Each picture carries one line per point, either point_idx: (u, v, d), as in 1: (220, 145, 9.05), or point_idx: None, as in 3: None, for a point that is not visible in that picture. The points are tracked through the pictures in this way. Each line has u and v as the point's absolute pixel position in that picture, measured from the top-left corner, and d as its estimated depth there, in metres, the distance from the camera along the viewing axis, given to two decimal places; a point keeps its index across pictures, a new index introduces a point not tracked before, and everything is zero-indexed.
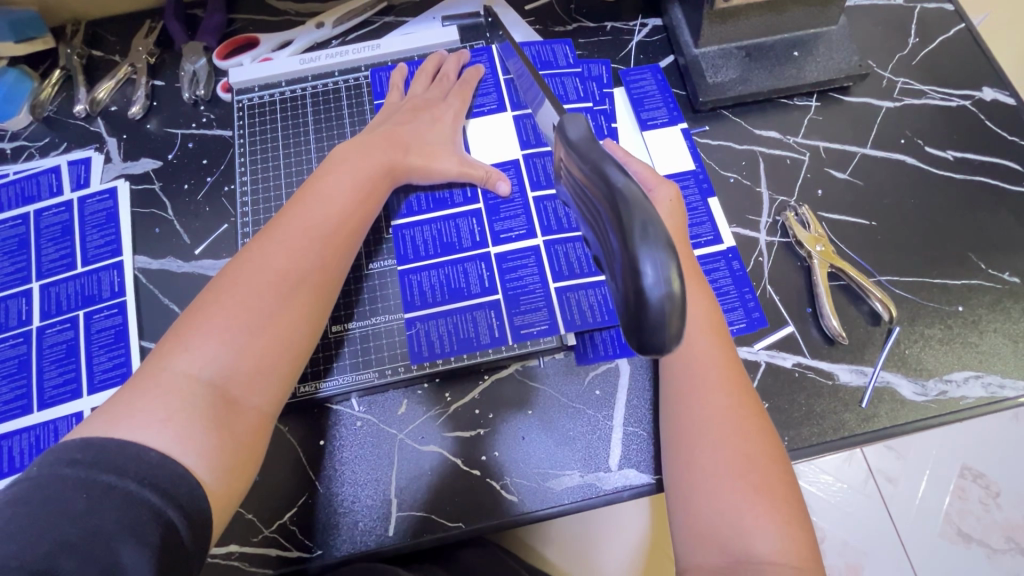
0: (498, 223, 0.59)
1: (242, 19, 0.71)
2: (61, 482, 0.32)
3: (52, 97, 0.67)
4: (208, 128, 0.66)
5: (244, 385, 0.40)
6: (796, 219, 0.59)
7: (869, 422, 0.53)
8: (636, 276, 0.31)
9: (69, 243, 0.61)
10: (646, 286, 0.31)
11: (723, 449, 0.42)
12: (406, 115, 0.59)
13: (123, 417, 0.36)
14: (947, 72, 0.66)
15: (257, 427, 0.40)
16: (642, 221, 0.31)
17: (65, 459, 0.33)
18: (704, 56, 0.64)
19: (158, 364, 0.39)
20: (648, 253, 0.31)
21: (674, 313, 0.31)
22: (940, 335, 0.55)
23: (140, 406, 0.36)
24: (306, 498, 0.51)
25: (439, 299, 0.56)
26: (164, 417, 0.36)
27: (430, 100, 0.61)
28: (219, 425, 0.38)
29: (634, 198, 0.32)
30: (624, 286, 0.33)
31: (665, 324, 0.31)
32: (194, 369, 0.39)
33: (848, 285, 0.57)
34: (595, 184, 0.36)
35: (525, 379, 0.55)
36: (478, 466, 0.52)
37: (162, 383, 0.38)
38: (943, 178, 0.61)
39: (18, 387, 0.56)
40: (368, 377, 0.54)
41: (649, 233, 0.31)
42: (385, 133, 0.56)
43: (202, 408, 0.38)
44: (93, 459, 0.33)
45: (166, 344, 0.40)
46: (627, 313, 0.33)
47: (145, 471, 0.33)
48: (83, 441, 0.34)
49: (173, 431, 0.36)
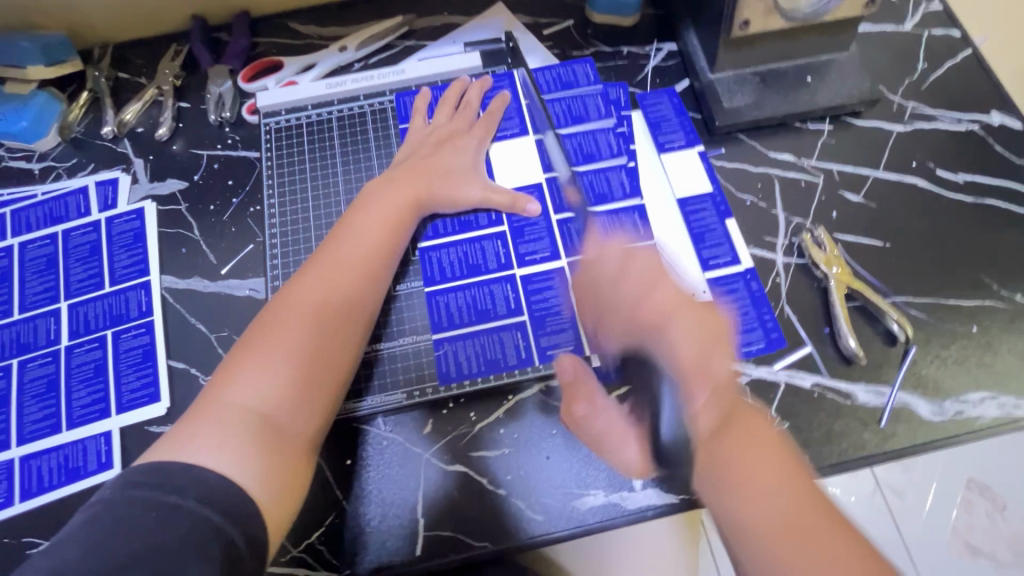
0: (521, 245, 0.60)
1: (266, 43, 0.72)
2: (129, 501, 0.34)
3: (80, 119, 0.69)
4: (233, 150, 0.67)
5: (289, 412, 0.44)
6: (812, 241, 0.60)
7: (888, 441, 0.54)
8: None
9: (96, 263, 0.62)
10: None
11: (765, 496, 0.43)
12: (430, 147, 0.61)
13: (184, 444, 0.39)
14: (955, 96, 0.68)
15: (301, 451, 0.44)
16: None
17: (132, 480, 0.36)
18: (720, 81, 0.66)
19: (212, 397, 0.43)
20: None
21: None
22: (956, 356, 0.56)
23: (197, 433, 0.40)
24: (333, 518, 0.52)
25: (465, 320, 0.57)
26: (220, 441, 0.40)
27: (454, 130, 0.63)
28: (268, 450, 0.41)
29: None
30: None
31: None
32: (244, 401, 0.42)
33: (864, 306, 0.58)
34: None
35: (549, 399, 0.55)
36: (504, 486, 0.53)
37: (217, 412, 0.42)
38: (954, 200, 0.63)
39: (47, 406, 0.56)
40: (395, 399, 0.55)
41: None
42: (411, 165, 0.59)
43: (252, 435, 0.41)
44: (157, 480, 0.36)
45: (219, 377, 0.44)
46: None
47: (204, 491, 0.36)
48: (151, 464, 0.37)
49: (227, 455, 0.39)
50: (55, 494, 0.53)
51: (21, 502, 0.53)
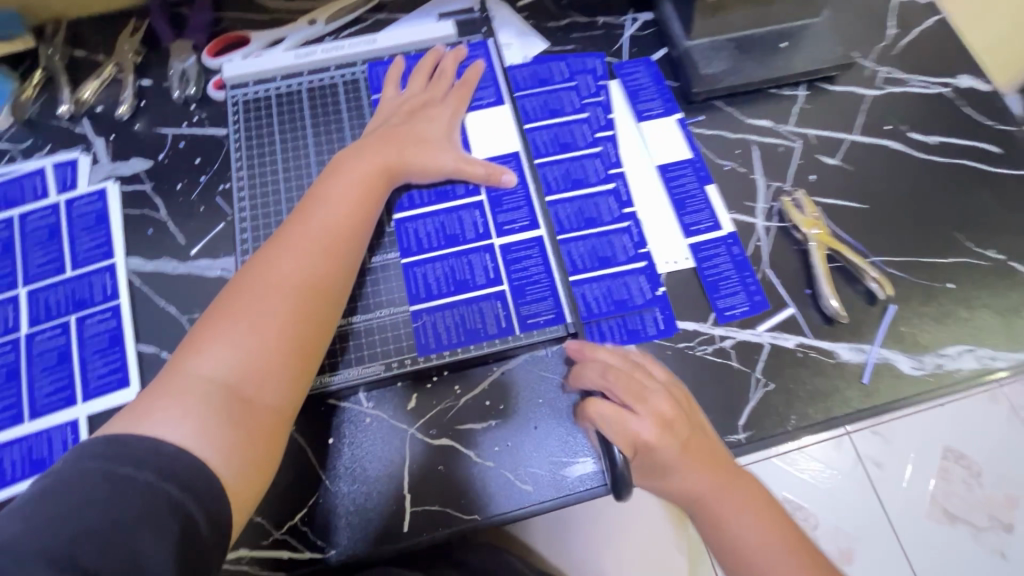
0: (500, 214, 0.59)
1: (231, 18, 0.70)
2: (85, 474, 0.33)
3: (34, 98, 0.65)
4: (200, 127, 0.65)
5: (256, 383, 0.42)
6: (791, 204, 0.61)
7: (870, 397, 0.54)
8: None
9: (56, 247, 0.59)
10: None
11: (729, 506, 0.49)
12: (403, 116, 0.60)
13: (145, 414, 0.38)
14: (925, 61, 0.69)
15: (270, 424, 0.42)
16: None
17: (89, 452, 0.35)
18: (696, 48, 0.66)
19: (175, 367, 0.41)
20: None
21: None
22: (933, 312, 0.57)
23: (159, 404, 0.39)
24: (317, 498, 0.50)
25: (443, 291, 0.56)
26: (182, 412, 0.39)
27: (428, 99, 0.61)
28: (234, 423, 0.40)
29: None
30: None
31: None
32: (208, 371, 0.41)
33: (844, 266, 0.59)
34: None
35: (534, 368, 0.55)
36: (491, 458, 0.52)
37: (180, 383, 0.40)
38: (928, 162, 0.64)
39: (7, 397, 0.54)
40: (373, 371, 0.53)
41: None
42: (383, 134, 0.57)
43: (216, 407, 0.40)
44: (114, 452, 0.35)
45: (184, 348, 0.42)
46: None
47: (165, 464, 0.35)
48: (109, 436, 0.36)
49: (189, 426, 0.38)
50: (19, 487, 0.51)
51: None
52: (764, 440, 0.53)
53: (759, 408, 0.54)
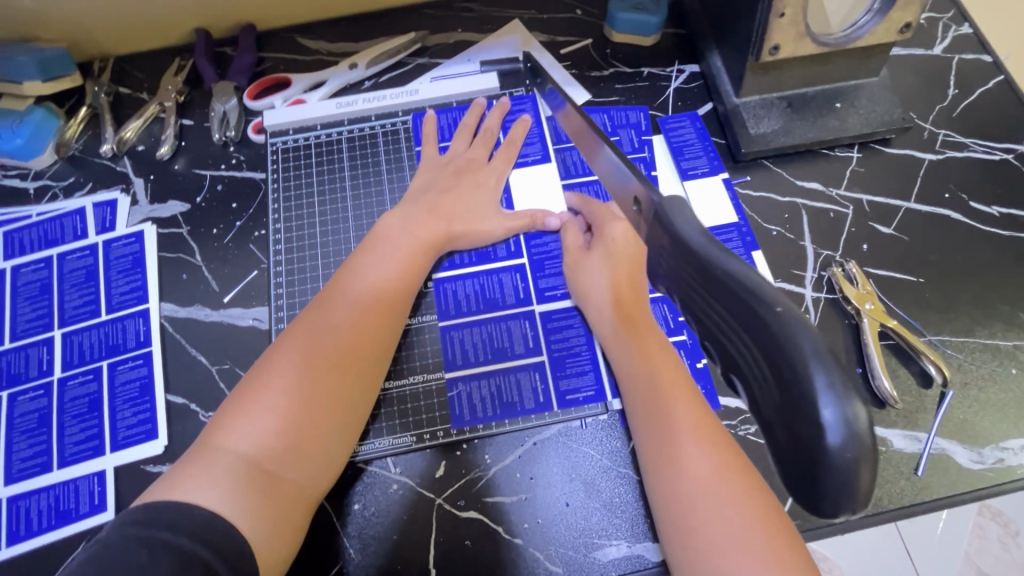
0: (541, 279, 0.57)
1: (272, 58, 0.70)
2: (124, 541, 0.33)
3: (78, 136, 0.66)
4: (237, 170, 0.65)
5: (282, 456, 0.41)
6: (842, 275, 0.58)
7: (925, 492, 0.51)
8: (811, 414, 0.26)
9: (93, 289, 0.59)
10: (826, 426, 0.25)
11: (721, 515, 0.38)
12: (450, 179, 0.59)
13: (176, 483, 0.38)
14: (989, 124, 0.65)
15: (292, 499, 0.41)
16: (814, 353, 0.26)
17: (129, 520, 0.34)
18: (745, 105, 0.63)
19: (207, 437, 0.40)
20: (824, 394, 0.25)
21: (864, 470, 0.26)
22: (995, 400, 0.54)
23: (189, 471, 0.38)
24: (339, 568, 0.49)
25: (480, 358, 0.55)
26: (211, 481, 0.38)
27: (473, 161, 0.60)
28: (256, 494, 0.39)
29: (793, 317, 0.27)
30: (783, 440, 0.27)
31: (852, 476, 0.26)
32: (238, 443, 0.40)
33: (898, 345, 0.55)
34: (709, 287, 0.32)
35: (569, 443, 0.53)
36: (520, 535, 0.50)
37: (211, 452, 0.39)
38: (989, 233, 0.60)
39: (38, 444, 0.53)
40: (404, 443, 0.52)
41: (826, 365, 0.26)
42: (428, 203, 0.56)
43: (243, 480, 0.38)
44: (152, 518, 0.34)
45: (218, 416, 0.42)
46: (789, 456, 0.27)
47: (199, 527, 0.35)
48: (143, 505, 0.36)
49: (216, 495, 0.37)
50: (43, 539, 0.50)
51: (8, 547, 0.50)
52: (809, 532, 0.50)
53: None
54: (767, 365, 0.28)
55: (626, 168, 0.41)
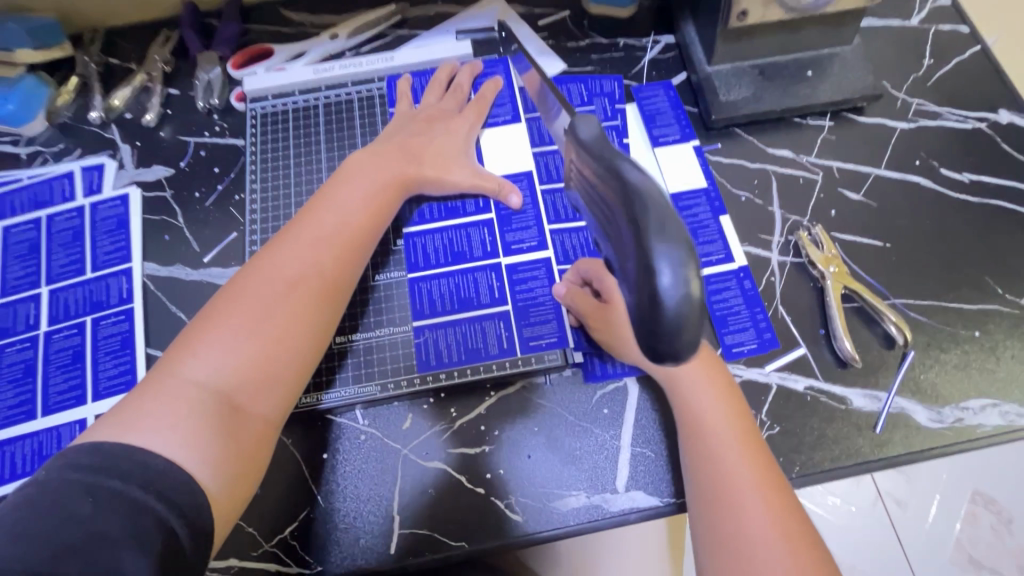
0: (509, 234, 0.59)
1: (257, 29, 0.72)
2: (69, 486, 0.34)
3: (68, 104, 0.68)
4: (220, 137, 0.66)
5: (249, 394, 0.43)
6: (809, 239, 0.59)
7: (883, 448, 0.52)
8: (652, 277, 0.31)
9: (79, 248, 0.61)
10: (662, 288, 0.30)
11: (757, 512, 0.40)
12: (421, 125, 0.60)
13: (131, 423, 0.38)
14: (963, 93, 0.65)
15: (259, 432, 0.43)
16: (659, 220, 0.30)
17: (73, 463, 0.35)
18: (717, 74, 0.64)
19: (167, 372, 0.41)
20: (664, 255, 0.30)
21: (690, 321, 0.31)
22: (957, 360, 0.54)
23: (148, 410, 0.39)
24: (308, 513, 0.51)
25: (447, 308, 0.56)
26: (172, 422, 0.39)
27: (444, 110, 0.62)
28: (224, 430, 0.41)
29: (648, 194, 0.31)
30: (636, 296, 0.33)
31: (682, 329, 0.31)
32: (202, 380, 0.41)
33: (862, 307, 0.56)
34: (604, 181, 0.34)
35: (532, 396, 0.54)
36: (483, 484, 0.52)
37: (171, 390, 0.41)
38: (958, 200, 0.61)
39: (23, 393, 0.56)
40: (370, 391, 0.54)
41: (666, 232, 0.30)
42: (398, 144, 0.57)
43: (208, 417, 0.40)
44: (98, 462, 0.35)
45: (175, 353, 0.43)
46: (642, 318, 0.32)
47: (148, 477, 0.36)
48: (95, 445, 0.37)
49: (179, 437, 0.38)
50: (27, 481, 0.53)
51: None
52: None
53: None
54: (631, 238, 0.32)
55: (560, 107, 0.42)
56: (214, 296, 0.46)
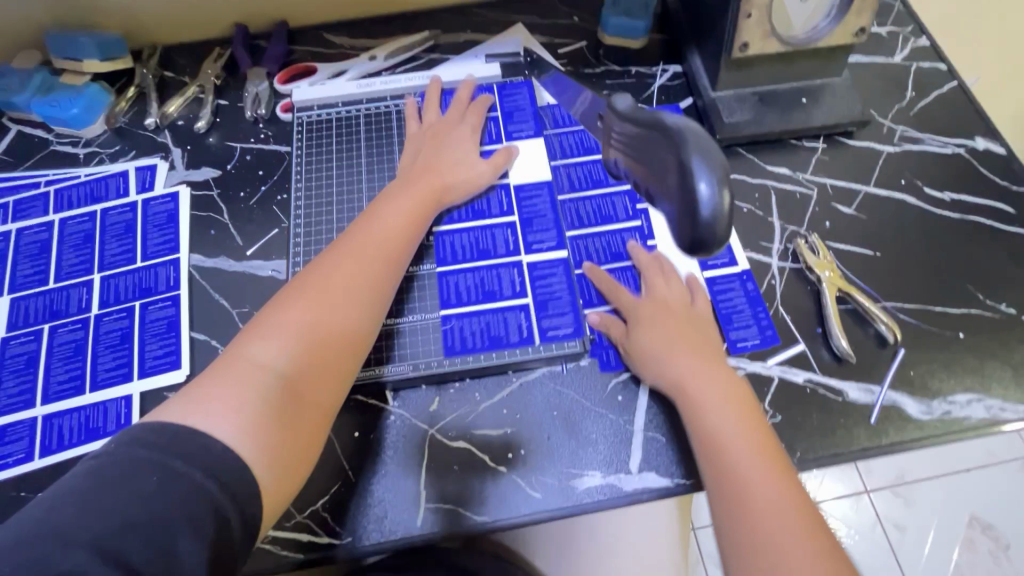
0: (531, 234, 0.63)
1: (301, 50, 0.79)
2: (139, 462, 0.38)
3: (125, 110, 0.74)
4: (266, 143, 0.72)
5: (305, 383, 0.47)
6: (806, 246, 0.64)
7: (878, 437, 0.56)
8: (692, 190, 0.35)
9: (131, 240, 0.66)
10: (701, 197, 0.34)
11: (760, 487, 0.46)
12: (433, 142, 0.66)
13: (201, 403, 0.43)
14: (942, 122, 0.72)
15: (312, 416, 0.48)
16: (699, 145, 0.35)
17: (142, 440, 0.39)
18: (722, 99, 0.70)
19: (232, 359, 0.47)
20: (702, 172, 0.34)
21: (723, 221, 0.35)
22: (943, 359, 0.59)
23: (215, 394, 0.44)
24: (339, 487, 0.54)
25: (472, 299, 0.61)
26: (237, 405, 0.44)
27: (459, 125, 0.68)
28: (282, 415, 0.45)
29: (685, 129, 0.36)
30: (674, 212, 0.37)
31: (713, 228, 0.35)
32: (263, 367, 0.46)
33: (855, 309, 0.61)
34: (643, 127, 0.40)
35: (552, 383, 0.58)
36: (505, 463, 0.55)
37: (236, 376, 0.45)
38: (941, 215, 0.67)
39: (73, 369, 0.59)
40: (402, 371, 0.57)
41: (706, 155, 0.35)
42: (429, 163, 0.63)
43: (269, 400, 0.45)
44: (162, 442, 0.39)
45: (238, 343, 0.48)
46: (681, 229, 0.36)
47: (211, 463, 0.39)
48: (161, 425, 0.40)
49: (245, 419, 0.43)
50: (73, 451, 0.56)
51: (40, 458, 0.55)
52: None
53: None
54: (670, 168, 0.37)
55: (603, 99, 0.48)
56: (275, 296, 0.51)
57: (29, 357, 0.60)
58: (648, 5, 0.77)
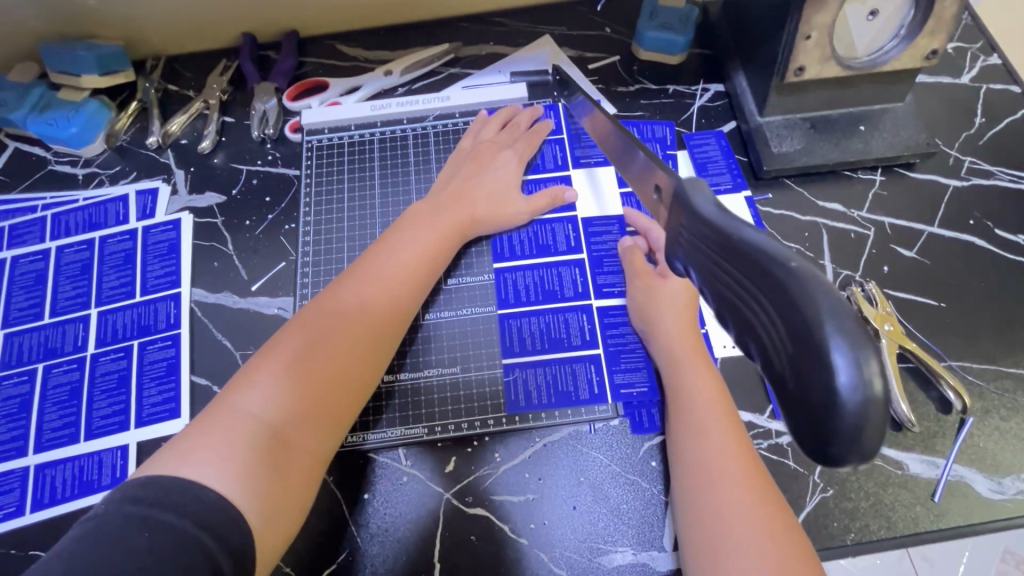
0: (600, 276, 0.59)
1: (313, 62, 0.73)
2: (127, 519, 0.33)
3: (127, 128, 0.70)
4: (273, 166, 0.67)
5: (300, 429, 0.42)
6: (862, 295, 0.58)
7: (941, 519, 0.50)
8: (826, 373, 0.25)
9: (130, 271, 0.62)
10: (840, 384, 0.25)
11: (741, 514, 0.42)
12: (471, 166, 0.62)
13: (186, 455, 0.37)
14: (1016, 153, 0.65)
15: (307, 468, 0.42)
16: (833, 314, 0.25)
17: (130, 496, 0.34)
18: (769, 124, 0.64)
19: (223, 402, 0.41)
20: (842, 347, 0.25)
21: (873, 421, 0.25)
22: (1017, 430, 0.53)
23: (201, 444, 0.38)
24: (346, 555, 0.50)
25: (538, 347, 0.57)
26: (226, 457, 0.38)
27: (497, 145, 0.64)
28: (272, 467, 0.39)
29: (812, 281, 0.26)
30: (792, 380, 0.27)
31: (860, 432, 0.25)
32: (255, 411, 0.40)
33: (917, 368, 0.55)
34: (737, 255, 0.30)
35: (577, 444, 0.53)
36: (525, 534, 0.50)
37: (225, 422, 0.39)
38: (1014, 262, 0.60)
39: (67, 415, 0.56)
40: (417, 433, 0.54)
41: (842, 325, 0.25)
42: (453, 189, 0.60)
43: (258, 453, 0.39)
44: (154, 497, 0.34)
45: (232, 383, 0.42)
46: (804, 412, 0.26)
47: (203, 513, 0.35)
48: (150, 479, 0.35)
49: (232, 469, 0.37)
50: (67, 506, 0.52)
51: (31, 513, 0.52)
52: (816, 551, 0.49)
53: (815, 514, 0.50)
54: (784, 321, 0.27)
55: (645, 156, 0.40)
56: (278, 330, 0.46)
57: (22, 400, 0.56)
58: (687, 17, 0.70)
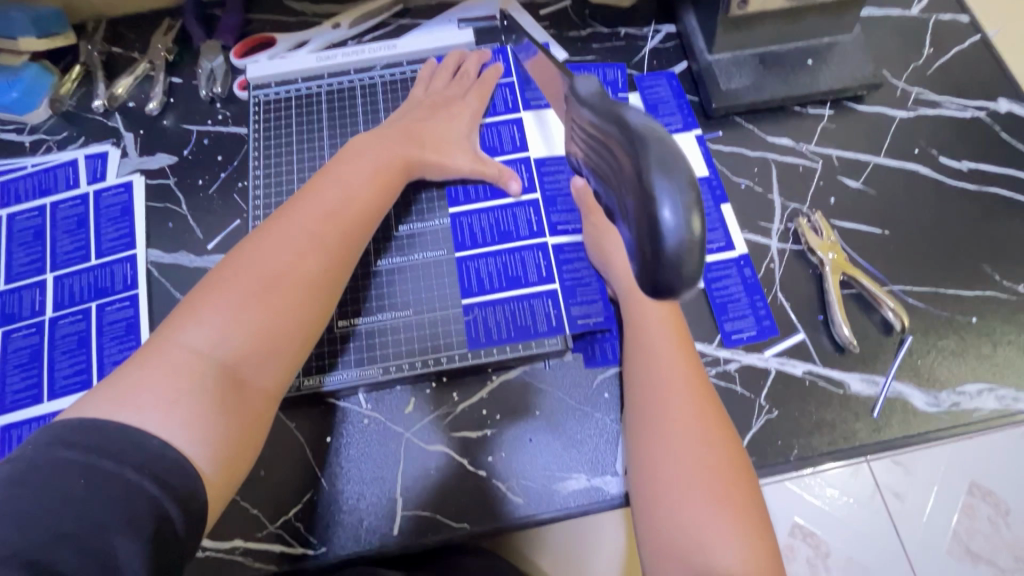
0: (554, 214, 0.60)
1: (260, 19, 0.72)
2: (60, 466, 0.32)
3: (71, 93, 0.68)
4: (223, 125, 0.67)
5: (253, 365, 0.41)
6: (808, 226, 0.59)
7: (880, 432, 0.52)
8: (651, 211, 0.29)
9: (83, 236, 0.62)
10: (663, 221, 0.29)
11: (684, 428, 0.44)
12: (424, 111, 0.61)
13: (127, 396, 0.36)
14: (962, 82, 0.66)
15: (261, 406, 0.41)
16: (659, 158, 0.29)
17: (62, 441, 0.33)
18: (718, 62, 0.64)
19: (165, 339, 0.40)
20: (664, 188, 0.29)
21: (692, 253, 0.29)
22: (954, 346, 0.55)
23: (144, 384, 0.37)
24: (311, 495, 0.51)
25: (496, 286, 0.58)
26: (171, 399, 0.37)
27: (449, 96, 0.64)
28: (226, 405, 0.39)
29: (650, 137, 0.31)
30: (637, 230, 0.31)
31: (679, 263, 0.29)
32: (203, 349, 0.39)
33: (861, 294, 0.56)
34: (605, 130, 0.35)
35: (531, 380, 0.55)
36: (484, 467, 0.52)
37: (167, 360, 0.38)
38: (957, 187, 0.61)
39: (30, 377, 0.56)
40: (372, 374, 0.54)
41: (668, 169, 0.29)
42: (401, 127, 0.58)
43: (210, 392, 0.38)
44: (91, 443, 0.33)
45: (174, 318, 0.41)
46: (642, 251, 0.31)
47: (149, 461, 0.34)
48: (84, 423, 0.34)
49: (180, 414, 0.36)
50: None
51: None
52: (761, 467, 0.52)
53: (761, 434, 0.52)
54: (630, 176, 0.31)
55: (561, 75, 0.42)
56: (214, 267, 0.44)
57: None
58: None
